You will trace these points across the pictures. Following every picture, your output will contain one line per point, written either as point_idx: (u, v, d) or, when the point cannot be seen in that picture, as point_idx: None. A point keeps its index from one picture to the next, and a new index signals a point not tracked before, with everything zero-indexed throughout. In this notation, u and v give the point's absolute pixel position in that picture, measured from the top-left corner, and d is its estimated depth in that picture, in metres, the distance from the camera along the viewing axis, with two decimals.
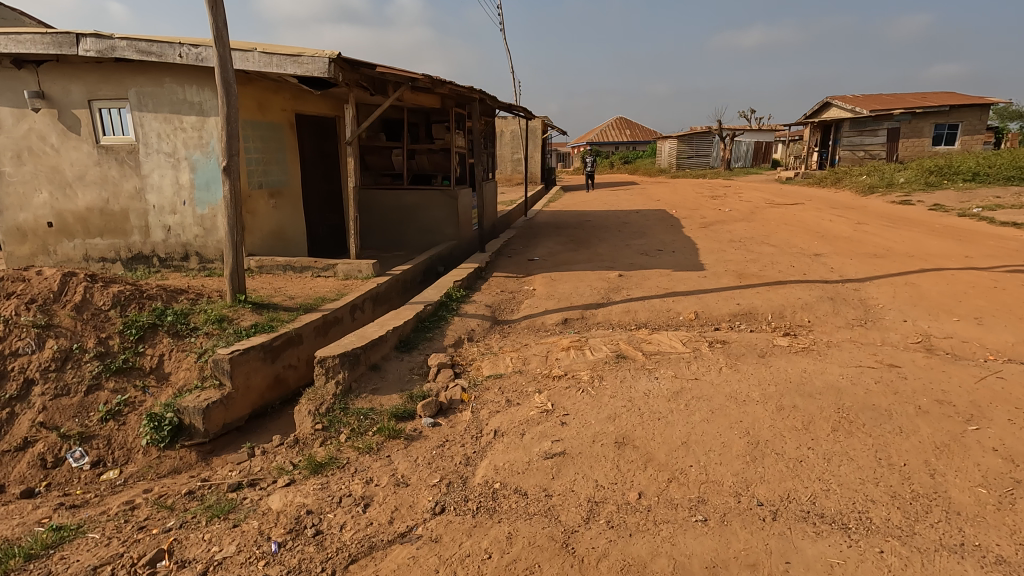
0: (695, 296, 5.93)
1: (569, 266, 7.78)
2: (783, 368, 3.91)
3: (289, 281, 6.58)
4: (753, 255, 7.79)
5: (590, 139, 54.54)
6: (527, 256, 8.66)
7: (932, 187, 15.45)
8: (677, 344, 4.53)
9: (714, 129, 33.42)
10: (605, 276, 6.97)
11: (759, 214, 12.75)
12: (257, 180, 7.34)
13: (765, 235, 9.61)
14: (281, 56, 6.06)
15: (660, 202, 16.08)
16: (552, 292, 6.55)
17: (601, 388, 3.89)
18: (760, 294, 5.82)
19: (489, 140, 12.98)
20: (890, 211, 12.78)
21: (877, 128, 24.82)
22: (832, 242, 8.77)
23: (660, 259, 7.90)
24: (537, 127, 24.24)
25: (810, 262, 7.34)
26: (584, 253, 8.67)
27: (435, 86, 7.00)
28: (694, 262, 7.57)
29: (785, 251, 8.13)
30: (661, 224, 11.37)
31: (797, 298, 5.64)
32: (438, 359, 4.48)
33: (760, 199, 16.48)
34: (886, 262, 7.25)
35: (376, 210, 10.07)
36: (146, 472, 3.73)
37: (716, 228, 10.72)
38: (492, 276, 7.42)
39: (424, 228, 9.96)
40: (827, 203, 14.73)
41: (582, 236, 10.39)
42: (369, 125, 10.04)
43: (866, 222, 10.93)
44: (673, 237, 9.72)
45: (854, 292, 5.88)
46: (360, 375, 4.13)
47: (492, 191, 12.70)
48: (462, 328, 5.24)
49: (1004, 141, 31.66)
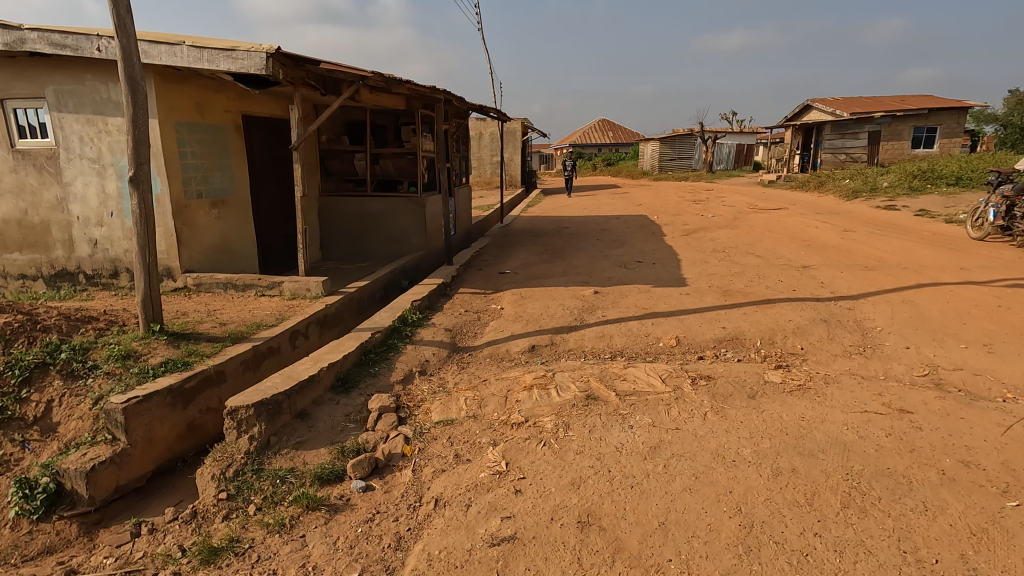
0: (677, 317, 5.39)
1: (542, 281, 7.20)
2: (776, 414, 3.36)
3: (226, 302, 5.89)
4: (738, 268, 7.30)
5: (573, 141, 54.20)
6: (497, 269, 8.06)
7: (916, 191, 15.21)
8: (656, 380, 3.96)
9: (696, 131, 33.21)
10: (580, 293, 6.41)
11: (743, 220, 12.32)
12: (196, 188, 6.63)
13: (749, 244, 9.14)
14: (212, 50, 5.39)
15: (641, 207, 15.60)
16: (520, 313, 5.95)
17: (566, 441, 3.29)
18: (747, 315, 5.29)
19: (462, 143, 12.35)
20: (875, 216, 12.46)
21: (858, 131, 24.73)
22: (819, 253, 8.32)
23: (639, 273, 7.35)
24: (516, 128, 23.68)
25: (799, 276, 6.87)
26: (559, 265, 8.09)
27: (392, 86, 6.35)
28: (676, 276, 7.04)
29: (772, 262, 7.65)
30: (642, 232, 10.87)
31: (788, 320, 5.13)
32: (380, 401, 3.86)
33: (743, 203, 16.10)
34: (879, 275, 6.80)
35: (337, 219, 9.40)
36: (9, 555, 3.05)
37: (699, 236, 10.24)
38: (457, 293, 6.81)
39: (389, 238, 9.31)
40: (811, 208, 14.40)
41: (558, 245, 9.83)
42: (330, 128, 9.36)
43: (853, 230, 10.55)
44: (654, 246, 9.20)
45: (848, 313, 5.39)
46: (282, 425, 3.49)
47: (466, 196, 12.07)
48: (414, 360, 4.61)
49: (980, 144, 31.95)
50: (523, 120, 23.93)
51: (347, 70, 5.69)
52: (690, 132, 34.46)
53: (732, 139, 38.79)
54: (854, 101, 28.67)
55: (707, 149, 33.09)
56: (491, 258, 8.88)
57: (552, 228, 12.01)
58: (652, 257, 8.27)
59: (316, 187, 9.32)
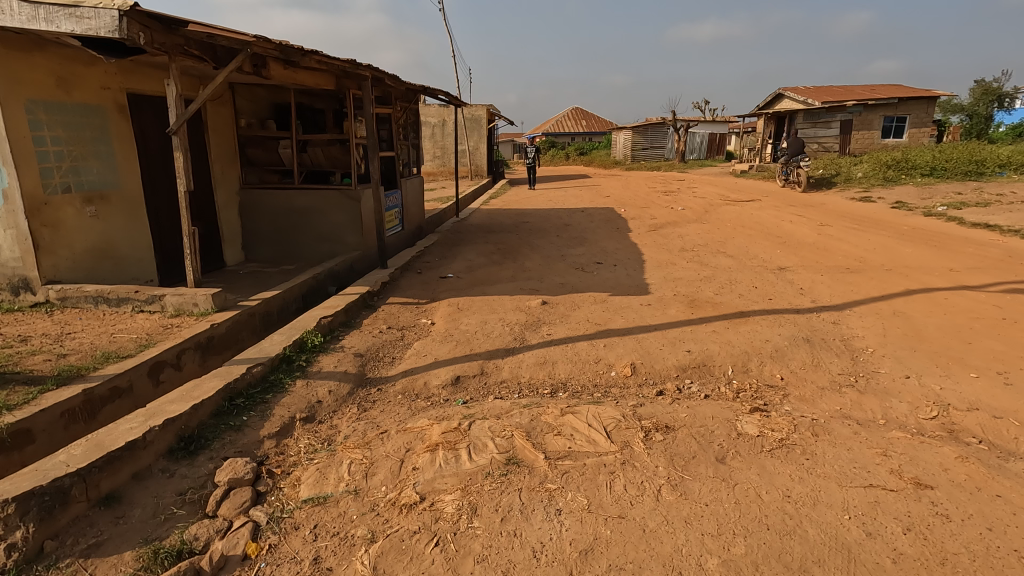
0: (634, 336, 4.52)
1: (485, 289, 6.26)
2: (753, 492, 2.48)
3: (89, 323, 4.81)
4: (707, 271, 6.49)
5: (545, 130, 53.24)
6: (439, 273, 7.09)
7: (891, 181, 14.71)
8: (600, 431, 3.06)
9: (668, 119, 32.61)
10: (525, 305, 5.49)
11: (713, 214, 11.58)
12: (62, 180, 5.49)
13: (720, 242, 8.36)
14: (50, 7, 4.25)
15: (608, 200, 14.74)
16: (451, 330, 5.01)
17: (469, 539, 2.37)
18: (715, 333, 4.45)
19: (412, 130, 11.28)
20: (851, 210, 11.84)
21: (831, 120, 24.30)
22: (796, 252, 7.58)
23: (597, 277, 6.48)
24: (481, 115, 22.70)
25: (774, 280, 6.08)
26: (509, 268, 7.16)
27: (295, 58, 5.26)
28: (638, 281, 6.19)
29: (743, 263, 6.88)
30: (606, 228, 10.02)
31: (763, 340, 4.29)
32: (230, 471, 2.87)
33: (715, 194, 15.40)
34: (863, 279, 6.06)
35: (261, 214, 8.29)
36: None
37: (668, 231, 9.43)
38: (384, 304, 5.83)
39: (320, 236, 8.24)
40: (784, 200, 13.74)
41: (513, 243, 8.88)
42: (248, 111, 8.20)
43: (829, 225, 9.86)
44: (617, 245, 8.34)
45: (833, 330, 4.60)
46: (72, 519, 2.49)
47: (416, 188, 11.04)
48: (299, 404, 3.62)
49: (946, 134, 32.03)
50: (488, 107, 22.85)
51: (231, 35, 4.61)
52: (662, 121, 33.82)
53: (704, 129, 38.36)
54: (826, 90, 28.32)
55: (679, 138, 32.53)
56: (434, 259, 7.88)
57: (510, 223, 11.05)
58: (614, 258, 7.40)
59: (235, 178, 8.18)
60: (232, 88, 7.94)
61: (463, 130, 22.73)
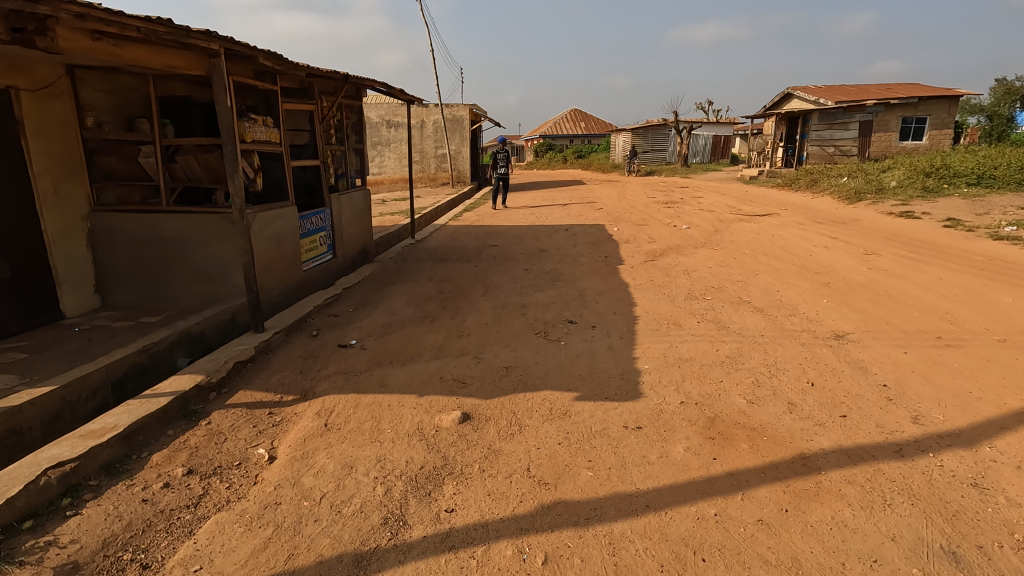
0: (604, 532, 2.34)
1: (389, 375, 4.08)
2: None
3: None
4: (729, 344, 4.31)
5: (542, 132, 51.16)
6: (338, 340, 4.90)
7: (932, 192, 12.49)
8: None
9: (668, 121, 30.52)
10: (432, 422, 3.30)
11: (725, 235, 9.42)
12: None
13: (740, 284, 6.17)
14: None
15: (600, 214, 12.57)
16: (285, 485, 2.82)
17: None
18: (763, 531, 2.27)
19: (352, 131, 9.14)
20: (894, 230, 9.66)
21: (848, 121, 22.06)
22: (849, 302, 5.40)
23: (562, 355, 4.30)
24: (464, 115, 20.75)
25: (835, 366, 3.92)
26: (440, 331, 4.98)
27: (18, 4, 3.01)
28: (622, 366, 4.01)
29: (779, 327, 4.70)
30: (592, 257, 7.85)
31: (863, 559, 2.12)
32: None
33: (724, 206, 13.25)
34: (976, 366, 3.87)
35: (119, 246, 6.15)
36: None
37: (669, 264, 7.26)
38: (217, 412, 3.65)
39: (199, 275, 6.09)
40: (807, 215, 11.57)
41: (464, 282, 6.69)
42: (100, 106, 6.00)
43: (876, 253, 7.67)
44: (600, 287, 6.17)
45: (986, 511, 2.41)
46: None
47: (355, 204, 8.89)
48: None
49: (965, 136, 29.76)
50: (471, 107, 20.83)
51: None
52: (663, 123, 31.68)
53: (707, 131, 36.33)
54: (839, 89, 26.17)
55: (681, 141, 30.40)
56: (346, 311, 5.69)
57: (473, 248, 8.88)
58: (593, 313, 5.24)
59: (82, 197, 6.01)
60: (72, 74, 5.77)
61: (443, 133, 20.69)
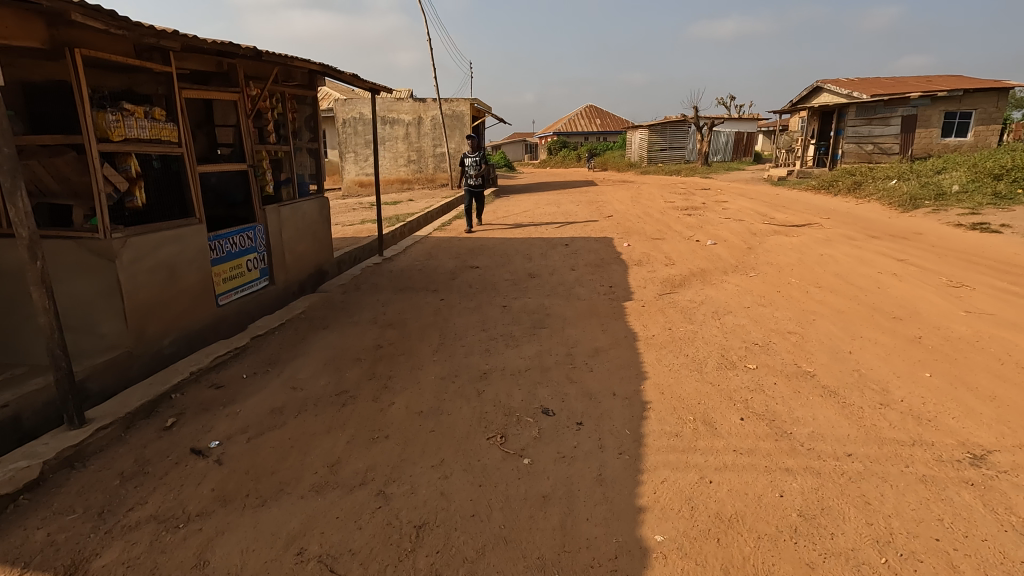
0: None
1: (221, 537, 2.41)
2: None
3: None
4: (800, 481, 2.58)
5: (556, 129, 49.38)
6: (192, 440, 3.25)
7: (1005, 199, 10.50)
8: None
9: (688, 117, 28.53)
10: None
11: (761, 253, 7.63)
12: None
13: (794, 339, 4.40)
14: None
15: (609, 223, 10.83)
16: None
17: None
18: None
19: (301, 126, 7.48)
20: (972, 249, 7.75)
21: (889, 115, 19.85)
22: (965, 381, 3.61)
23: (518, 493, 2.58)
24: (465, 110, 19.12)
25: (1002, 547, 2.16)
26: (348, 425, 3.30)
27: None
28: (620, 533, 2.29)
29: (873, 437, 2.95)
30: (594, 288, 6.14)
31: None
32: None
33: (754, 214, 11.43)
34: None
35: None
36: None
37: (693, 301, 5.51)
38: None
39: None
40: (856, 226, 9.70)
41: (416, 327, 5.01)
42: None
43: (967, 286, 5.83)
44: (598, 342, 4.44)
45: None
46: None
47: (305, 216, 7.22)
48: None
49: (1010, 132, 27.17)
50: (472, 101, 19.19)
51: None
52: (682, 119, 29.71)
53: (729, 127, 34.18)
54: (876, 81, 23.94)
55: (701, 138, 28.42)
56: (237, 380, 4.04)
57: (448, 271, 7.21)
58: (582, 395, 3.52)
59: None
60: None
61: (442, 129, 19.08)
